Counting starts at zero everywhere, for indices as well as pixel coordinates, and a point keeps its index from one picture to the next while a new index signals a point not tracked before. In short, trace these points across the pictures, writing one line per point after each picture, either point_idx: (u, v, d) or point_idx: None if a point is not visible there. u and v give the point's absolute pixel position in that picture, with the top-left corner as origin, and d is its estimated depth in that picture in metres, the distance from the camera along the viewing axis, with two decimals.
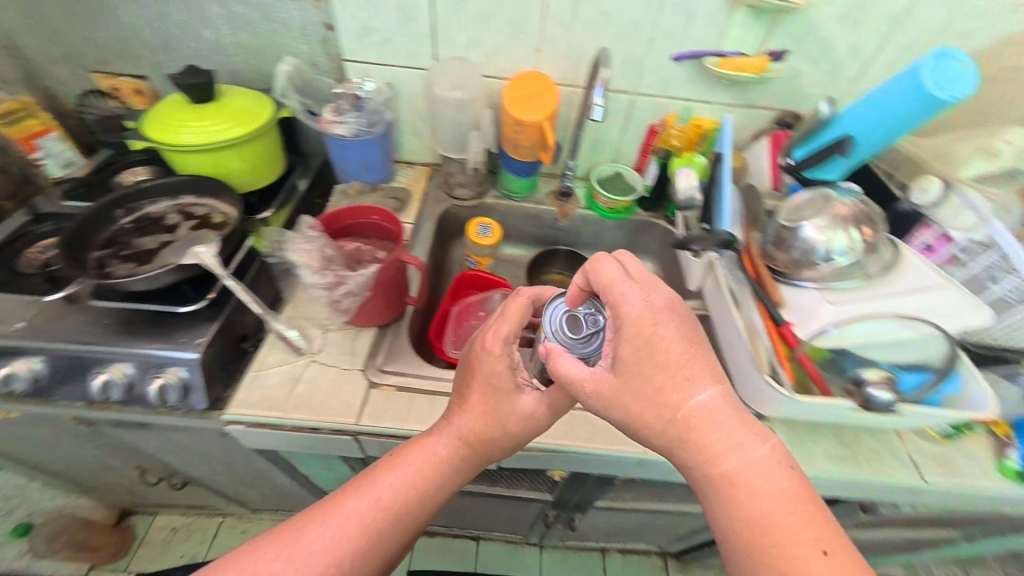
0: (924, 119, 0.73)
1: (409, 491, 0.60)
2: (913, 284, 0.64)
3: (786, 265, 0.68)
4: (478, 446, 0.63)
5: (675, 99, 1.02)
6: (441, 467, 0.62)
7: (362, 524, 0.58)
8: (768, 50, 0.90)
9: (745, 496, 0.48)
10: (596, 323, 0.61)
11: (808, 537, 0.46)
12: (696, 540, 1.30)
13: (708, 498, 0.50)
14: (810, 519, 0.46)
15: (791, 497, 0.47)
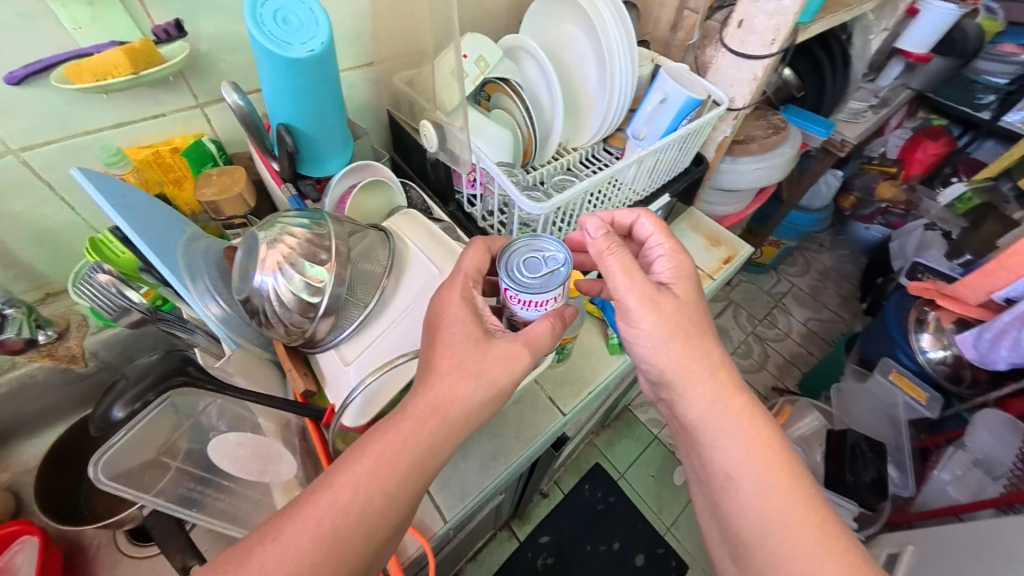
0: (328, 61, 0.55)
1: (384, 487, 0.43)
2: (418, 291, 0.55)
3: (291, 336, 0.50)
4: (464, 421, 0.48)
5: (92, 135, 0.66)
6: (420, 459, 0.46)
7: (326, 520, 0.41)
8: (151, 28, 0.61)
9: (731, 450, 0.54)
10: (554, 264, 0.55)
11: (792, 480, 0.52)
12: (507, 505, 1.31)
13: (709, 454, 0.55)
14: (785, 465, 0.52)
15: (784, 457, 0.53)
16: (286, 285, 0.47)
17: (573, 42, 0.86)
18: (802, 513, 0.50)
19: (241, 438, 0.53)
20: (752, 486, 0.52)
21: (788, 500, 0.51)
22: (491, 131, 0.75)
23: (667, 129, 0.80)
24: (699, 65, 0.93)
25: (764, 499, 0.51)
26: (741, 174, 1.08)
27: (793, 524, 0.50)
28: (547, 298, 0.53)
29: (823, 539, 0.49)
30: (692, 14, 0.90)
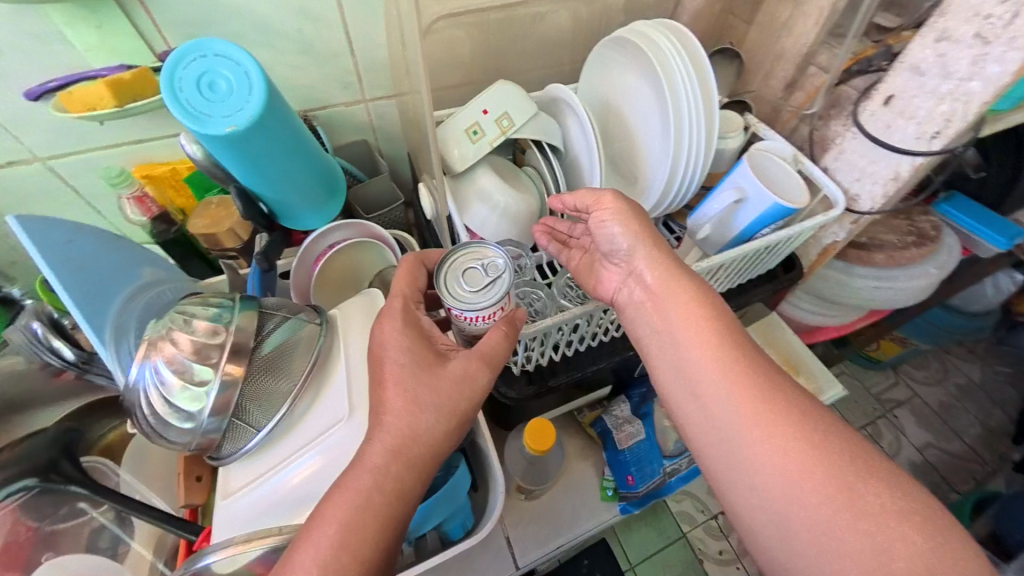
0: (273, 126, 0.46)
1: (375, 493, 0.39)
2: (318, 435, 0.43)
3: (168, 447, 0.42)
4: (447, 410, 0.43)
5: (106, 151, 0.66)
6: (399, 459, 0.40)
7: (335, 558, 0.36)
8: (159, 54, 0.58)
9: (687, 359, 0.45)
10: (496, 270, 0.47)
11: (766, 388, 0.41)
12: None
13: (673, 375, 0.46)
14: (746, 364, 0.43)
15: (732, 336, 0.45)
16: (160, 395, 0.40)
17: (635, 98, 0.68)
18: (779, 419, 0.40)
19: (79, 564, 0.47)
20: (730, 408, 0.41)
21: (770, 418, 0.40)
22: (507, 201, 0.62)
23: (744, 231, 0.58)
24: (817, 142, 0.69)
25: (752, 427, 0.40)
26: (853, 290, 0.80)
27: (788, 446, 0.39)
28: (489, 311, 0.46)
29: (815, 429, 0.39)
30: (820, 74, 0.67)
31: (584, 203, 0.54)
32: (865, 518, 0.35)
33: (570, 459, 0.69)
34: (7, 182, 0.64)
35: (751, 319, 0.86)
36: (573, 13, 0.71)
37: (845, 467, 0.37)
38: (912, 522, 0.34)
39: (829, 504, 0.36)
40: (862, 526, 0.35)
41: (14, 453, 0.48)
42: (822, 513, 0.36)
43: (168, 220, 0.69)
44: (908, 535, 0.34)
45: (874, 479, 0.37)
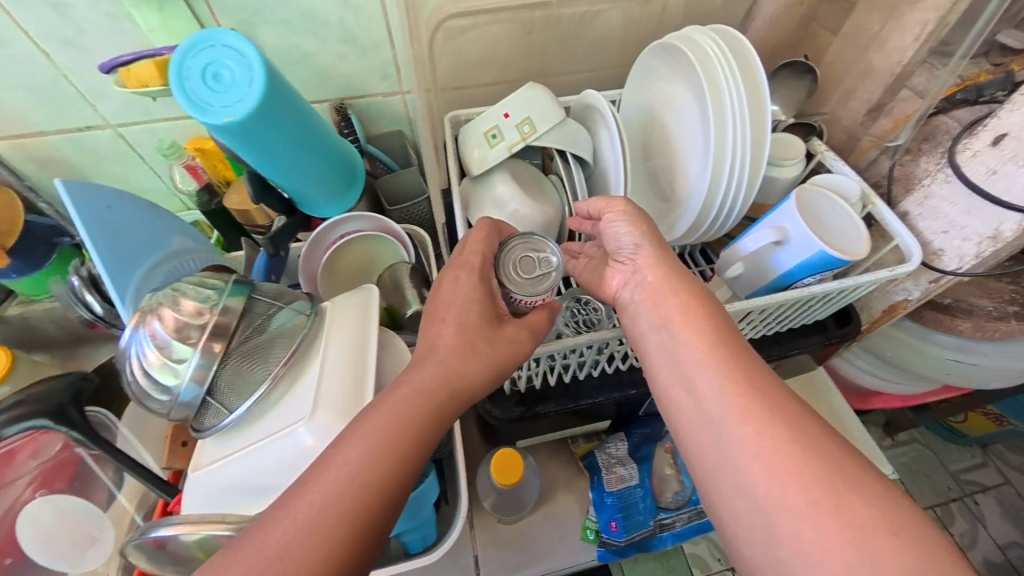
0: (276, 116, 0.47)
1: (377, 460, 0.37)
2: (283, 429, 0.43)
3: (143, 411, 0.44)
4: (433, 388, 0.41)
5: (165, 123, 0.71)
6: (399, 431, 0.38)
7: (327, 523, 0.34)
8: None
9: (691, 376, 0.39)
10: (546, 265, 0.47)
11: (779, 412, 0.36)
12: None
13: (676, 394, 0.40)
14: (756, 384, 0.37)
15: (742, 353, 0.40)
16: (140, 365, 0.42)
17: (679, 113, 0.62)
18: (790, 448, 0.34)
19: (69, 503, 0.51)
20: (736, 434, 0.36)
21: (781, 447, 0.35)
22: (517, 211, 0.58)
23: (788, 272, 0.49)
24: (898, 181, 0.59)
25: (758, 457, 0.35)
26: (927, 357, 0.68)
27: (800, 481, 0.33)
28: (532, 298, 0.46)
29: (832, 463, 0.34)
30: (914, 101, 0.56)
31: (597, 208, 0.51)
32: (890, 571, 0.29)
33: (555, 487, 0.63)
34: (85, 142, 0.72)
35: (795, 371, 0.74)
36: (626, 14, 0.66)
37: (868, 512, 0.32)
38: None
39: (852, 555, 0.30)
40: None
41: (30, 392, 0.45)
42: (841, 565, 0.30)
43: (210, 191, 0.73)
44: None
45: (898, 524, 0.31)
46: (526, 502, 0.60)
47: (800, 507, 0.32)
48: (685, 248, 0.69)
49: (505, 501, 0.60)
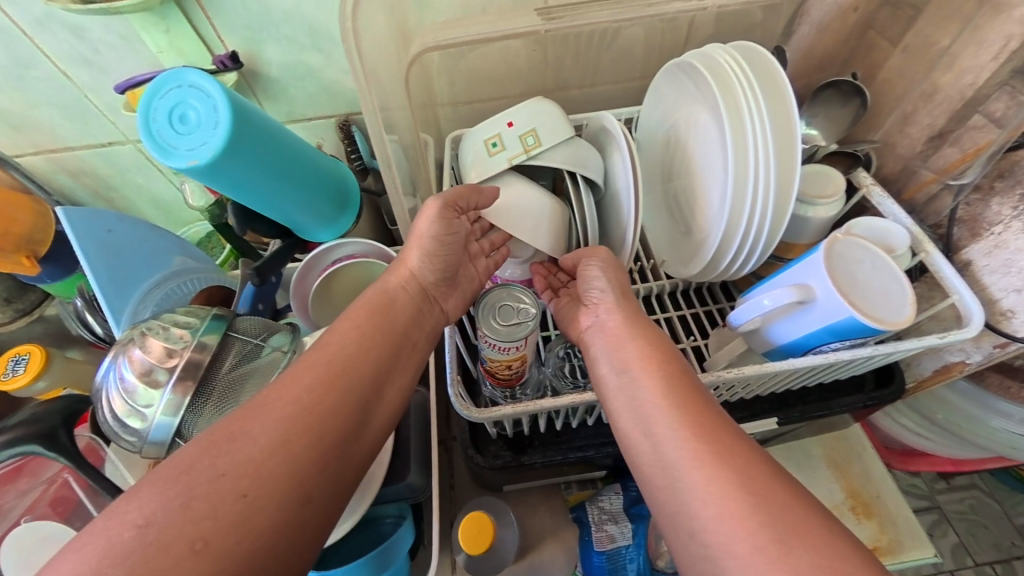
0: (243, 155, 0.47)
1: (346, 340, 0.39)
2: None
3: (116, 441, 0.44)
4: (387, 293, 0.45)
5: None
6: (361, 325, 0.41)
7: (302, 382, 0.35)
8: (215, 56, 0.60)
9: (648, 417, 0.37)
10: (527, 314, 0.43)
11: (724, 447, 0.33)
12: None
13: (635, 438, 0.37)
14: (707, 425, 0.35)
15: (697, 394, 0.37)
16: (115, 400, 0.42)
17: (698, 141, 0.56)
18: (736, 490, 0.31)
19: (53, 527, 0.48)
20: (689, 478, 0.33)
21: (727, 489, 0.31)
22: (517, 223, 0.50)
23: (807, 334, 0.44)
24: (961, 223, 0.51)
25: (708, 502, 0.31)
26: (988, 429, 0.60)
27: (746, 525, 0.30)
28: (505, 344, 0.42)
29: (783, 502, 0.30)
30: (989, 130, 0.48)
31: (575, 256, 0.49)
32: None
33: (543, 535, 0.59)
34: (111, 155, 0.72)
35: (828, 428, 0.66)
36: (648, 28, 0.59)
37: (812, 561, 0.28)
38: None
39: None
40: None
41: (30, 414, 0.48)
42: None
43: (223, 202, 0.62)
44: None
45: (841, 571, 0.27)
46: (507, 556, 0.56)
47: (749, 557, 0.29)
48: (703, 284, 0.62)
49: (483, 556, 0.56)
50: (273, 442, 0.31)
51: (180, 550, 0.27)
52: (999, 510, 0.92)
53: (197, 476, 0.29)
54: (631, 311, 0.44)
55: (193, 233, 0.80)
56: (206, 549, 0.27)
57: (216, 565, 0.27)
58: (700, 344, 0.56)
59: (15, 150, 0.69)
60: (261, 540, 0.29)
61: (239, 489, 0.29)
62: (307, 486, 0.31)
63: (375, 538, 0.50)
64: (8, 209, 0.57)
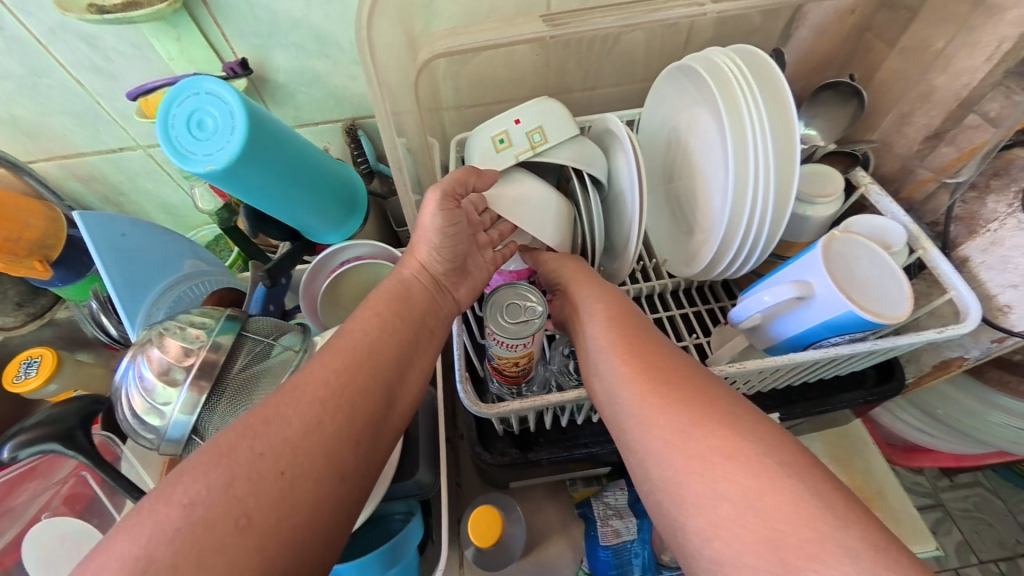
0: (256, 161, 0.48)
1: (369, 328, 0.41)
2: None
3: (131, 435, 0.45)
4: (403, 280, 0.46)
5: None
6: (381, 311, 0.43)
7: (329, 367, 0.36)
8: (226, 63, 0.61)
9: (594, 358, 0.42)
10: (533, 313, 0.44)
11: (652, 367, 0.37)
12: None
13: (590, 379, 0.42)
14: (683, 391, 0.35)
15: (635, 328, 0.42)
16: (132, 397, 0.44)
17: (701, 142, 0.57)
18: (654, 398, 0.35)
19: (71, 526, 0.49)
20: (661, 431, 0.34)
21: (648, 398, 0.36)
22: (516, 208, 0.51)
23: (809, 328, 0.45)
24: (959, 221, 0.51)
25: (634, 413, 0.36)
26: (987, 423, 0.61)
27: (660, 424, 0.34)
28: (513, 341, 0.42)
29: (696, 399, 0.34)
30: (986, 130, 0.48)
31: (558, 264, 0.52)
32: (729, 497, 0.29)
33: (549, 531, 0.60)
34: (122, 161, 0.73)
35: (829, 425, 0.67)
36: (650, 33, 0.60)
37: (712, 443, 0.31)
38: (796, 519, 0.27)
39: (700, 487, 0.30)
40: (727, 510, 0.29)
41: (47, 415, 0.49)
42: None
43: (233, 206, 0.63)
44: (773, 521, 0.28)
45: (738, 451, 0.31)
46: (515, 551, 0.57)
47: (659, 449, 0.33)
48: (705, 282, 0.63)
49: (489, 553, 0.57)
50: (303, 419, 0.33)
51: (226, 526, 0.28)
52: (1002, 507, 0.92)
53: (236, 457, 0.30)
54: (583, 272, 0.49)
55: (202, 236, 0.81)
56: (250, 525, 0.28)
57: (259, 539, 0.28)
58: (703, 341, 0.57)
59: (31, 156, 0.71)
60: (301, 517, 0.30)
61: (277, 468, 0.30)
62: (339, 464, 0.32)
63: (385, 534, 0.51)
64: (17, 214, 0.58)
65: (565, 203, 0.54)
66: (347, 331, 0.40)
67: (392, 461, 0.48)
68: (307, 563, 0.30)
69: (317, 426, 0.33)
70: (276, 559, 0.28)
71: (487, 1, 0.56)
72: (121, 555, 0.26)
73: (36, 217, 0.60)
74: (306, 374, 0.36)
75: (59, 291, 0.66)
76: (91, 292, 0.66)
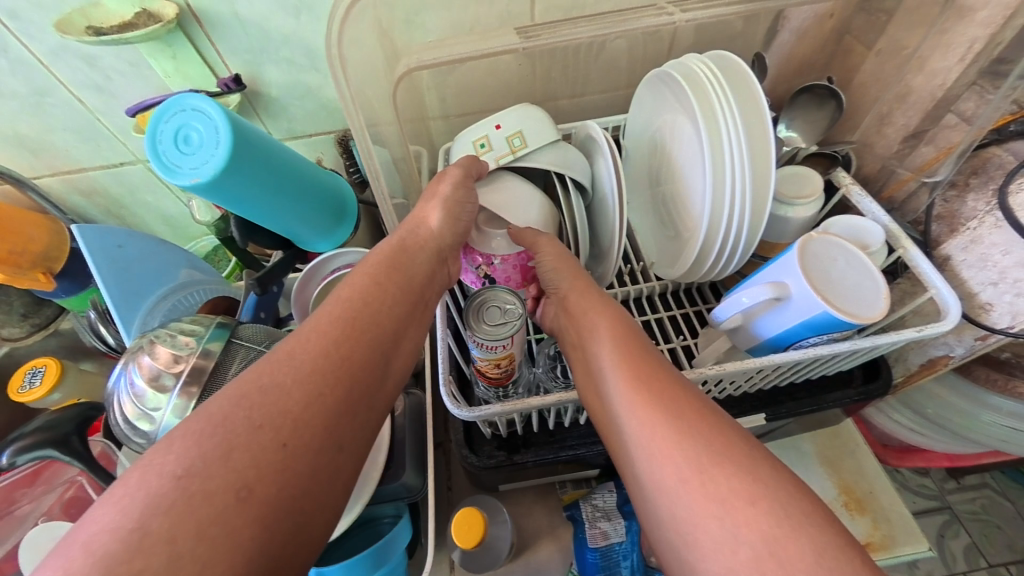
0: (241, 172, 0.50)
1: (350, 304, 0.38)
2: None
3: (122, 436, 0.47)
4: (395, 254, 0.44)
5: None
6: (378, 279, 0.41)
7: (324, 337, 0.35)
8: (219, 78, 0.63)
9: (598, 378, 0.39)
10: (511, 316, 0.44)
11: (659, 388, 0.35)
12: None
13: (595, 401, 0.39)
14: (698, 427, 0.32)
15: (638, 344, 0.39)
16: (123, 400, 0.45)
17: (680, 145, 0.57)
18: (665, 429, 0.32)
19: (66, 529, 0.50)
20: (675, 473, 0.31)
21: (659, 430, 0.32)
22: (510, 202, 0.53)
23: (794, 320, 0.45)
24: (940, 220, 0.52)
25: (643, 445, 0.33)
26: (979, 422, 0.60)
27: (673, 461, 0.31)
28: (493, 343, 0.43)
29: (714, 439, 0.31)
30: (961, 129, 0.49)
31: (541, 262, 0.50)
32: (749, 541, 0.27)
33: (539, 533, 0.61)
34: (122, 175, 0.75)
35: (818, 425, 0.66)
36: (632, 41, 0.62)
37: (732, 485, 0.29)
38: (819, 569, 0.26)
39: (717, 530, 0.28)
40: (746, 557, 0.27)
41: (45, 422, 0.51)
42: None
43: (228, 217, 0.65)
44: (793, 568, 0.26)
45: (759, 495, 0.28)
46: (502, 551, 0.57)
47: (673, 486, 0.30)
48: (692, 285, 0.63)
49: (476, 556, 0.56)
50: (301, 388, 0.32)
51: (226, 498, 0.27)
52: (1011, 509, 0.91)
53: (235, 425, 0.30)
54: (582, 283, 0.46)
55: (201, 247, 0.83)
56: (250, 496, 0.28)
57: (260, 512, 0.28)
58: (689, 343, 0.58)
59: (36, 172, 0.73)
60: (301, 485, 0.30)
61: (279, 439, 0.30)
62: (338, 436, 0.32)
63: (374, 535, 0.53)
64: (22, 227, 0.60)
65: (548, 206, 0.55)
66: (326, 314, 0.37)
67: (377, 463, 0.49)
68: (306, 529, 0.30)
69: (304, 427, 0.31)
70: (276, 529, 0.28)
71: (470, 13, 0.58)
72: (112, 527, 0.25)
73: (40, 231, 0.62)
74: (285, 365, 0.33)
75: (61, 301, 0.68)
76: (92, 302, 0.68)
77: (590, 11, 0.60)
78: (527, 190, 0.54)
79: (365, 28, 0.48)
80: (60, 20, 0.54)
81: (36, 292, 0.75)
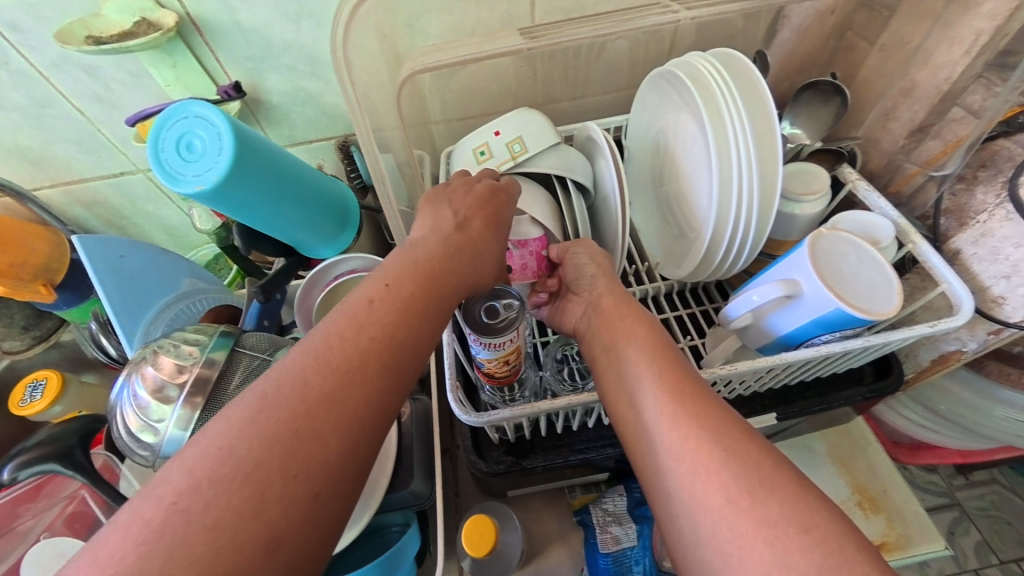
0: (244, 180, 0.49)
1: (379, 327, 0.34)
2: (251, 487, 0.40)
3: (125, 447, 0.46)
4: (431, 267, 0.40)
5: None
6: (411, 299, 0.37)
7: (362, 368, 0.32)
8: (220, 86, 0.63)
9: (632, 385, 0.38)
10: (510, 308, 0.44)
11: (704, 414, 0.33)
12: None
13: (621, 408, 0.38)
14: (747, 454, 0.31)
15: (681, 366, 0.38)
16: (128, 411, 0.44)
17: (684, 146, 0.57)
18: (710, 447, 0.31)
19: (70, 544, 0.49)
20: (719, 495, 0.30)
21: (703, 452, 0.31)
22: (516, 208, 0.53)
23: (815, 319, 0.44)
24: (948, 213, 0.51)
25: (683, 458, 0.32)
26: (991, 417, 0.60)
27: (719, 479, 0.30)
28: (499, 341, 0.42)
29: (763, 468, 0.30)
30: (968, 122, 0.49)
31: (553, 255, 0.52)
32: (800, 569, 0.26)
33: (549, 539, 0.60)
34: (123, 185, 0.75)
35: (829, 424, 0.66)
36: (632, 41, 0.61)
37: (783, 511, 0.28)
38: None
39: (764, 554, 0.27)
40: None
41: (47, 435, 0.50)
42: None
43: (229, 225, 0.65)
44: None
45: (811, 523, 0.28)
46: (512, 559, 0.56)
47: (719, 507, 0.29)
48: (697, 285, 0.63)
49: (482, 564, 0.55)
50: (336, 434, 0.29)
51: (254, 550, 0.25)
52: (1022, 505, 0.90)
53: (267, 474, 0.27)
54: (620, 290, 0.47)
55: (202, 255, 0.82)
56: (279, 548, 0.26)
57: (289, 562, 0.26)
58: (698, 343, 0.57)
59: (35, 183, 0.72)
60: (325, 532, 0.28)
61: (311, 489, 0.27)
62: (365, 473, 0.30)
63: (382, 545, 0.52)
64: (22, 240, 0.59)
65: (550, 210, 0.55)
66: (347, 330, 0.33)
67: (385, 467, 0.48)
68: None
69: (334, 467, 0.29)
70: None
71: (471, 17, 0.58)
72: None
73: (41, 242, 0.61)
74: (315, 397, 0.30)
75: (62, 313, 0.68)
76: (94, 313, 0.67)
77: (590, 12, 0.60)
78: (525, 197, 0.54)
79: (367, 31, 0.47)
80: (59, 31, 0.54)
81: (37, 304, 0.74)
